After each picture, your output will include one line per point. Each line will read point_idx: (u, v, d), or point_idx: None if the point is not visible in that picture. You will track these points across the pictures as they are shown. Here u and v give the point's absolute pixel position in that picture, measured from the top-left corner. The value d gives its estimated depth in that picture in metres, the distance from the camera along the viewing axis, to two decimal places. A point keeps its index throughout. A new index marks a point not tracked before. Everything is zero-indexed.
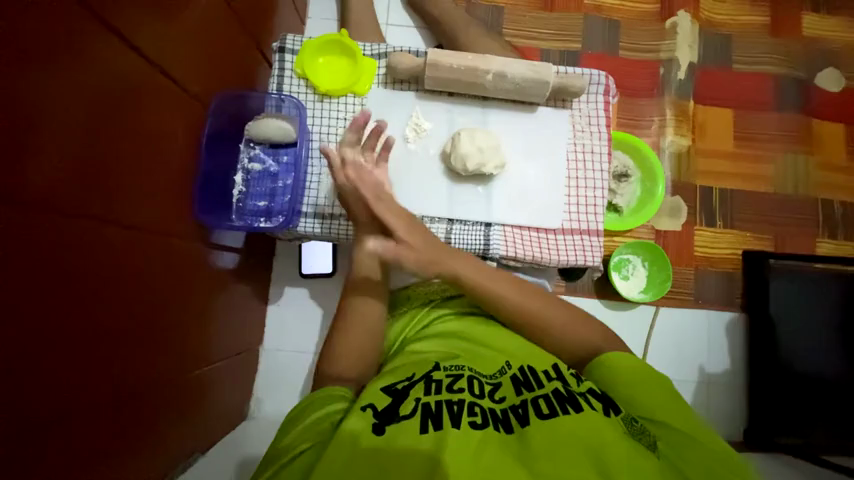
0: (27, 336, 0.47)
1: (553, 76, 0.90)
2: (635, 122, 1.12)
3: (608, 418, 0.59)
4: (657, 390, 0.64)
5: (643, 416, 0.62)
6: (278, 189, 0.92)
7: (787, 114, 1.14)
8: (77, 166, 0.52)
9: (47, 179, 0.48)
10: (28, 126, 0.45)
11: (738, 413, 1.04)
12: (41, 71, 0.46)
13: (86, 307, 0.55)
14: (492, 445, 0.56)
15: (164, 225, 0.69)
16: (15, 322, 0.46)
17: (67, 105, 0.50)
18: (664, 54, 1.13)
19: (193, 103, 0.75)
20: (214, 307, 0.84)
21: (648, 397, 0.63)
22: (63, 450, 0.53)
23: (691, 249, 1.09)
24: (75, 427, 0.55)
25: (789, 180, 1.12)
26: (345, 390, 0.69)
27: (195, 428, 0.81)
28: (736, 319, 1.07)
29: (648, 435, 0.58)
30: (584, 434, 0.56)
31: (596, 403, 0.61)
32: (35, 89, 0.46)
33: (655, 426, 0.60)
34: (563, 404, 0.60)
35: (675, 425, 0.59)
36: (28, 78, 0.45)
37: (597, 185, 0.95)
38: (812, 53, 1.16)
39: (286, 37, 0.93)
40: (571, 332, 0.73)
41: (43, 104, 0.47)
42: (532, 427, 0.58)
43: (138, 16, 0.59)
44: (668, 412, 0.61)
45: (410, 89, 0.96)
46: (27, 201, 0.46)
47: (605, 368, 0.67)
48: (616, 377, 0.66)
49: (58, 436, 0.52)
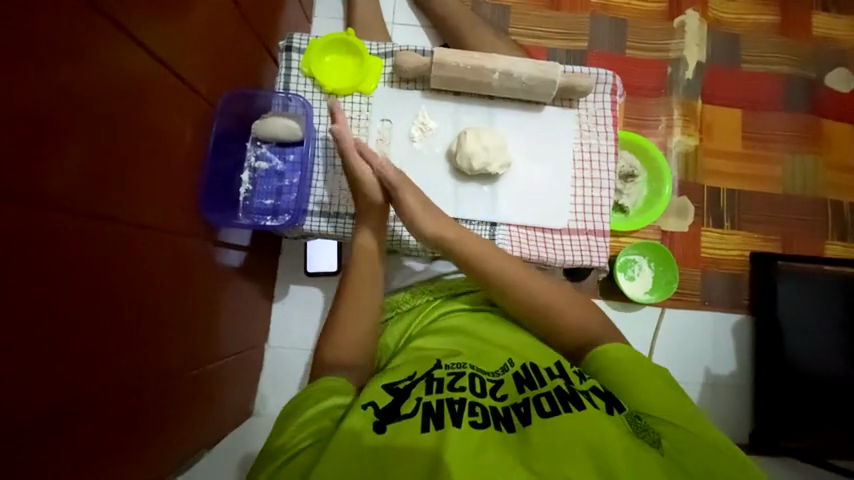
0: (33, 334, 0.48)
1: (560, 76, 0.89)
2: (642, 122, 1.11)
3: (611, 417, 0.59)
4: (657, 385, 0.64)
5: (644, 411, 0.62)
6: (284, 188, 0.92)
7: (795, 114, 1.13)
8: (85, 164, 0.53)
9: (54, 177, 0.49)
10: (36, 126, 0.46)
11: (743, 416, 1.04)
12: (49, 72, 0.47)
13: (92, 306, 0.55)
14: (493, 444, 0.56)
15: (171, 222, 0.70)
16: (21, 319, 0.46)
17: (75, 103, 0.50)
18: (672, 53, 1.13)
19: (201, 102, 0.76)
20: (221, 305, 0.84)
21: (641, 388, 0.63)
22: (72, 444, 0.54)
23: (697, 250, 1.08)
24: (84, 422, 0.55)
25: (798, 180, 1.11)
26: (341, 379, 0.69)
27: (200, 425, 0.82)
28: (743, 320, 1.07)
29: (651, 431, 0.58)
30: (587, 433, 0.56)
31: (599, 402, 0.61)
32: (43, 88, 0.46)
33: (657, 421, 0.60)
34: (565, 402, 0.60)
35: (676, 422, 0.60)
36: (38, 78, 0.45)
37: (604, 185, 0.94)
38: (822, 53, 1.15)
39: (293, 36, 0.94)
40: (568, 308, 0.74)
41: (51, 103, 0.47)
42: (533, 427, 0.58)
43: (147, 15, 0.59)
44: (666, 405, 0.61)
45: (416, 89, 0.95)
46: (34, 200, 0.46)
47: (600, 359, 0.68)
48: (609, 371, 0.66)
49: (67, 430, 0.53)
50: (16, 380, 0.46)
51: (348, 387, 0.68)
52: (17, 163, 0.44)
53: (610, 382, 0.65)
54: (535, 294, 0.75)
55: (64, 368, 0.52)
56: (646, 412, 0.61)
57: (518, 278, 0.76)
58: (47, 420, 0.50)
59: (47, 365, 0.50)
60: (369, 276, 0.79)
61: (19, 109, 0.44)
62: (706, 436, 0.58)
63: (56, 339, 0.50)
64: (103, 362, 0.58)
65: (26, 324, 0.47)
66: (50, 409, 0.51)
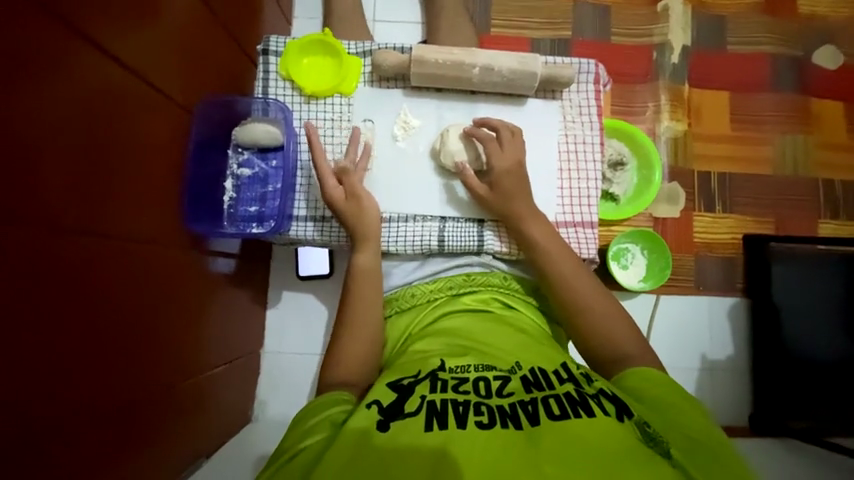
0: (19, 358, 0.47)
1: (541, 67, 0.89)
2: (629, 109, 1.10)
3: (622, 423, 0.58)
4: (692, 414, 0.63)
5: (673, 429, 0.60)
6: (268, 194, 0.92)
7: (783, 94, 1.11)
8: (68, 184, 0.53)
9: (35, 199, 0.48)
10: (11, 146, 0.45)
11: (741, 401, 1.04)
12: (28, 94, 0.47)
13: (82, 327, 0.55)
14: (503, 442, 0.55)
15: (156, 235, 0.69)
16: (8, 345, 0.46)
17: (55, 123, 0.50)
18: (657, 38, 1.11)
19: (182, 111, 0.75)
20: (213, 313, 0.84)
21: (674, 413, 0.62)
22: (70, 464, 0.54)
23: (690, 235, 1.08)
24: (79, 440, 0.55)
25: (788, 160, 1.10)
26: (346, 393, 0.69)
27: (199, 434, 0.82)
28: (738, 305, 1.06)
29: (663, 445, 0.57)
30: (595, 438, 0.56)
31: (609, 408, 0.60)
32: (15, 109, 0.45)
33: (690, 447, 0.59)
34: (575, 407, 0.60)
35: (708, 454, 0.58)
36: (15, 101, 0.45)
37: (591, 176, 0.94)
38: (809, 30, 1.13)
39: (269, 39, 0.93)
40: (610, 322, 0.74)
41: (25, 124, 0.47)
42: (544, 428, 0.57)
43: (120, 27, 0.59)
44: (700, 441, 0.60)
45: (397, 86, 0.95)
46: (13, 224, 0.46)
47: (638, 378, 0.67)
48: (652, 390, 0.65)
49: (63, 451, 0.53)
50: (7, 404, 0.46)
51: (350, 397, 0.68)
52: None
53: (648, 398, 0.65)
54: (581, 301, 0.76)
55: (57, 387, 0.52)
56: (673, 433, 0.60)
57: (557, 255, 0.80)
58: (41, 439, 0.50)
59: (39, 387, 0.50)
60: (371, 296, 0.78)
61: None
62: (726, 465, 0.58)
63: (47, 360, 0.50)
64: (93, 380, 0.57)
65: (15, 347, 0.46)
66: (44, 430, 0.51)
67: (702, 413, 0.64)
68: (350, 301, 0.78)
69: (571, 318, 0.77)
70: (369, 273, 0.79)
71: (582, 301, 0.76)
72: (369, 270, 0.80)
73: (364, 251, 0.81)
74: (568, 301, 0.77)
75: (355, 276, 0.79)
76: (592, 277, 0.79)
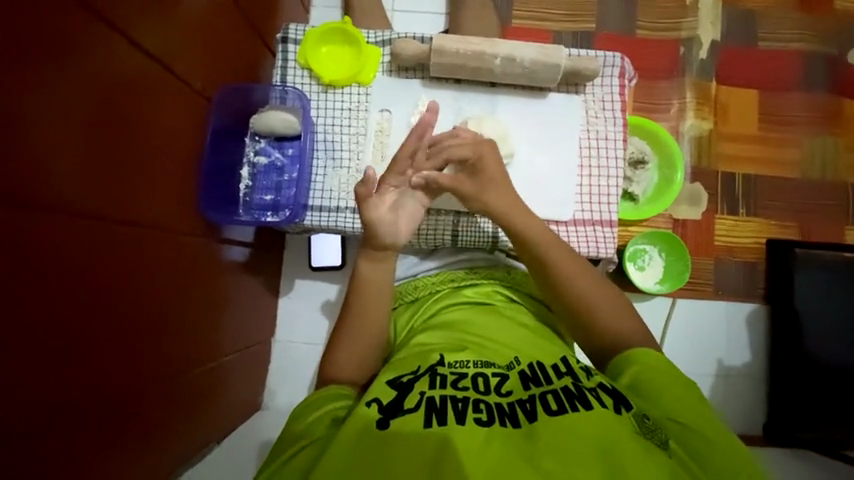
0: (39, 345, 0.48)
1: (565, 59, 0.87)
2: (653, 106, 1.07)
3: (619, 416, 0.57)
4: (687, 397, 0.61)
5: (669, 418, 0.59)
6: (284, 183, 0.91)
7: (815, 94, 1.08)
8: (87, 173, 0.53)
9: (56, 187, 0.49)
10: (34, 134, 0.45)
11: (757, 409, 1.02)
12: (52, 83, 0.47)
13: (97, 315, 0.55)
14: (502, 442, 0.55)
15: (173, 223, 0.69)
16: (28, 331, 0.46)
17: (76, 113, 0.50)
18: (685, 33, 1.08)
19: (200, 97, 0.75)
20: (226, 302, 0.84)
21: (670, 400, 0.61)
22: (84, 449, 0.55)
23: (710, 238, 1.05)
24: (94, 425, 0.56)
25: (817, 164, 1.06)
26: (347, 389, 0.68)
27: (210, 421, 0.83)
28: (757, 311, 1.04)
29: (659, 433, 0.57)
30: (592, 432, 0.55)
31: (607, 400, 0.59)
32: (39, 99, 0.46)
33: (685, 436, 0.58)
34: (572, 401, 0.59)
35: (705, 441, 0.57)
36: (38, 90, 0.45)
37: (612, 173, 0.92)
38: (844, 28, 1.09)
39: (289, 27, 0.92)
40: (611, 316, 0.71)
41: (47, 112, 0.47)
42: (541, 424, 0.56)
43: (141, 14, 0.58)
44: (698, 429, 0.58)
45: (415, 76, 0.93)
46: (35, 212, 0.46)
47: (633, 363, 0.65)
48: (649, 375, 0.63)
49: (78, 437, 0.54)
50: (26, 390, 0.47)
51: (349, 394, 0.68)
52: (17, 170, 0.44)
53: (643, 382, 0.63)
54: (583, 297, 0.72)
55: (74, 374, 0.53)
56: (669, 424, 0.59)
57: (554, 257, 0.73)
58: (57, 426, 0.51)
59: (57, 374, 0.50)
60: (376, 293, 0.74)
61: (14, 119, 0.43)
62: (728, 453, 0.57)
63: (64, 347, 0.51)
64: (105, 371, 0.57)
65: (35, 334, 0.47)
66: (59, 416, 0.51)
67: (704, 399, 0.63)
68: (355, 289, 0.74)
69: (568, 308, 0.72)
70: (369, 282, 0.73)
71: (580, 296, 0.72)
72: (378, 281, 0.74)
73: (371, 262, 0.73)
74: (564, 295, 0.72)
75: (359, 287, 0.74)
76: (589, 268, 0.75)
